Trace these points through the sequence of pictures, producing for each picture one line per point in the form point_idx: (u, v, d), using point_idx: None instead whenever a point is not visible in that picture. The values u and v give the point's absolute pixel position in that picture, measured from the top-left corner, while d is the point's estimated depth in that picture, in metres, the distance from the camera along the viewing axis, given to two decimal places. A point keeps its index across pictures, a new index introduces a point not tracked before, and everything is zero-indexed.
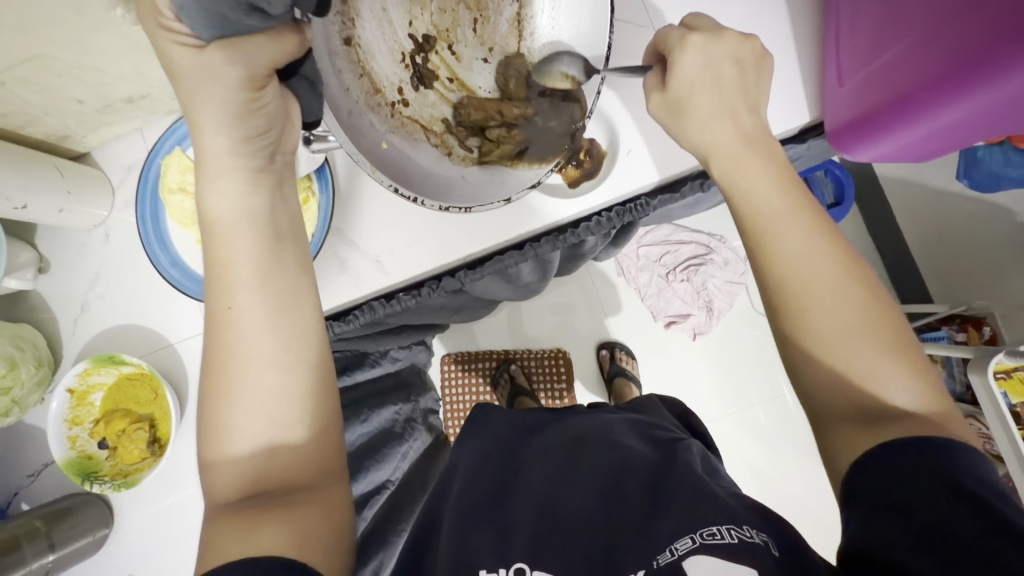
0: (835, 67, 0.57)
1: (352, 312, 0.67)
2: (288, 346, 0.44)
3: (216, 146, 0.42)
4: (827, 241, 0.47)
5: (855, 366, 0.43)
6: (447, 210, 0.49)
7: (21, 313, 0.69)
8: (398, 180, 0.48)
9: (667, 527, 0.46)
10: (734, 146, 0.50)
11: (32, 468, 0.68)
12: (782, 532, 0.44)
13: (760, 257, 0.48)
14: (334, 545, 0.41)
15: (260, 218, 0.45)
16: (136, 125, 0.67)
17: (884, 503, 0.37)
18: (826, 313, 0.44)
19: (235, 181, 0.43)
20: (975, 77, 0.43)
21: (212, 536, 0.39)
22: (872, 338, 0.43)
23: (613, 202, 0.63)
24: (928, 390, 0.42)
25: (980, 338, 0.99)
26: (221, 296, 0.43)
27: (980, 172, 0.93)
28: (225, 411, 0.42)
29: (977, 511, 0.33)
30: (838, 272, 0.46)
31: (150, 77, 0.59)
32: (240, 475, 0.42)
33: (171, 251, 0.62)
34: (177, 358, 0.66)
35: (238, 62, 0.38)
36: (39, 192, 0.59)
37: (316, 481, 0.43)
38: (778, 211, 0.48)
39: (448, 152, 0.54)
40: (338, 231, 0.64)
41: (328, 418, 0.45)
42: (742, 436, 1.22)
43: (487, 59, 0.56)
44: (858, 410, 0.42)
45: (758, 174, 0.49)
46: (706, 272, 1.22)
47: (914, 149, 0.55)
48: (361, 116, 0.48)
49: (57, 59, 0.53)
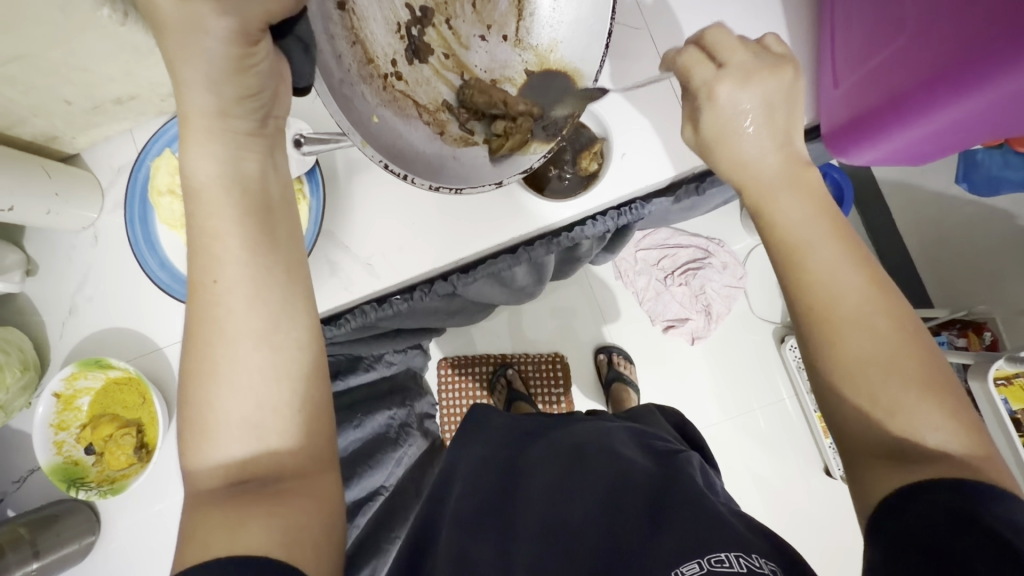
0: (829, 67, 0.56)
1: (342, 316, 0.66)
2: (277, 325, 0.43)
3: (201, 104, 0.41)
4: (860, 265, 0.45)
5: (882, 397, 0.40)
6: (438, 191, 0.47)
7: (9, 316, 0.68)
8: (389, 157, 0.46)
9: (672, 552, 0.42)
10: (766, 176, 0.49)
11: (18, 474, 0.67)
12: (796, 564, 0.40)
13: (790, 278, 0.46)
14: (324, 546, 0.39)
15: (250, 198, 0.44)
16: (127, 127, 0.66)
17: (903, 534, 0.35)
18: (853, 337, 0.42)
19: (223, 145, 0.42)
20: (975, 77, 0.42)
21: (195, 527, 0.37)
22: (905, 369, 0.40)
23: (606, 206, 0.62)
24: (964, 430, 0.39)
25: (981, 344, 0.99)
26: (208, 269, 0.42)
27: (979, 175, 0.92)
28: (209, 392, 0.41)
29: (996, 553, 0.32)
30: (874, 298, 0.43)
31: (139, 78, 0.58)
32: (226, 461, 0.40)
33: (159, 253, 0.61)
34: (165, 362, 0.66)
35: (230, 13, 0.37)
36: (25, 194, 0.58)
37: (305, 469, 0.42)
38: (807, 233, 0.47)
39: (440, 131, 0.53)
40: (328, 234, 0.63)
41: (319, 404, 0.44)
42: (741, 442, 1.21)
43: (485, 37, 0.55)
44: (884, 444, 0.40)
45: (787, 195, 0.48)
46: (703, 276, 1.21)
47: (909, 151, 0.54)
48: (351, 86, 0.45)
49: (43, 58, 0.52)
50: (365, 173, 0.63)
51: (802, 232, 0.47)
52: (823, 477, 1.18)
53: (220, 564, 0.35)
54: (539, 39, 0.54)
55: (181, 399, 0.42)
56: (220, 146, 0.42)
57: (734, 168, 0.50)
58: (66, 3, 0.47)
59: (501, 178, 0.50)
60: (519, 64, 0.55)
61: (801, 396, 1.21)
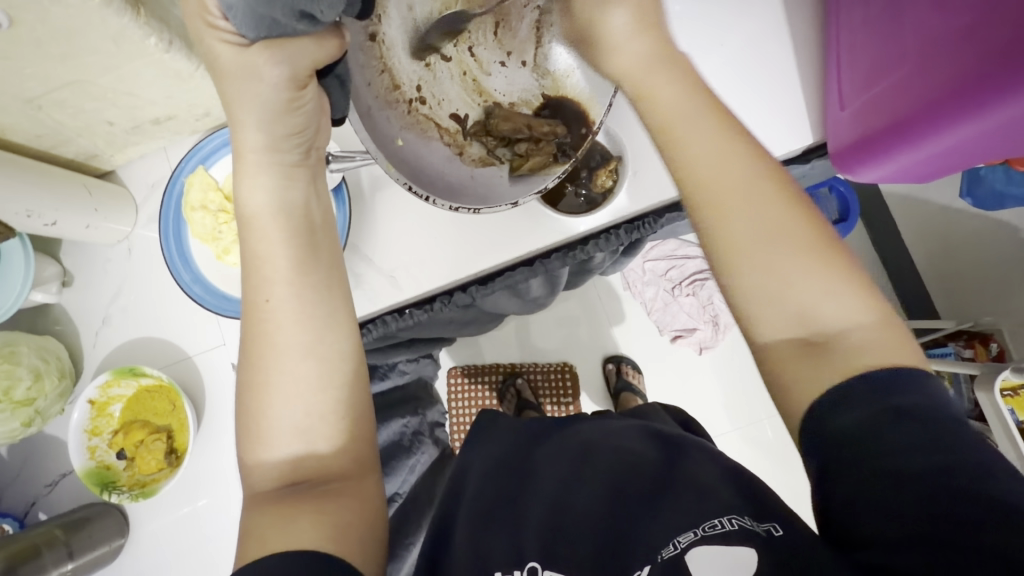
0: (836, 92, 0.58)
1: (365, 325, 0.68)
2: (321, 337, 0.45)
3: (253, 141, 0.44)
4: (735, 145, 0.45)
5: (778, 275, 0.42)
6: (457, 211, 0.49)
7: (43, 325, 0.71)
8: (411, 178, 0.49)
9: (667, 522, 0.48)
10: (641, 63, 0.47)
11: (50, 478, 0.70)
12: (773, 512, 0.46)
13: (674, 169, 0.46)
14: (367, 541, 0.41)
15: (295, 218, 0.46)
16: (161, 145, 0.69)
17: (879, 493, 0.35)
18: (736, 224, 0.44)
19: (270, 175, 0.45)
20: (981, 104, 0.44)
21: (253, 526, 0.40)
22: (793, 246, 0.43)
23: (620, 220, 0.65)
24: (852, 293, 0.42)
25: (987, 355, 1.00)
26: (259, 289, 0.45)
27: (983, 189, 0.94)
28: (263, 402, 0.44)
29: (983, 509, 0.32)
30: (753, 179, 0.44)
31: (178, 100, 0.61)
32: (279, 464, 0.43)
33: (192, 267, 0.64)
34: (194, 370, 0.68)
35: (282, 62, 0.40)
36: (70, 211, 0.61)
37: (349, 471, 0.44)
38: (685, 117, 0.46)
39: (459, 151, 0.55)
40: (354, 247, 0.65)
41: (359, 409, 0.46)
42: (749, 451, 1.23)
43: (505, 63, 0.57)
44: (791, 326, 0.42)
45: (664, 84, 0.47)
46: (711, 287, 1.24)
47: (914, 171, 0.56)
48: (378, 111, 0.50)
49: (94, 84, 0.55)
50: (388, 189, 0.66)
51: (681, 120, 0.46)
52: None
53: (274, 559, 0.37)
54: (557, 65, 0.57)
55: (236, 406, 0.45)
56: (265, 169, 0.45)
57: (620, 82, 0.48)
58: (119, 35, 0.50)
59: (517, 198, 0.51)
60: (536, 89, 0.58)
61: None
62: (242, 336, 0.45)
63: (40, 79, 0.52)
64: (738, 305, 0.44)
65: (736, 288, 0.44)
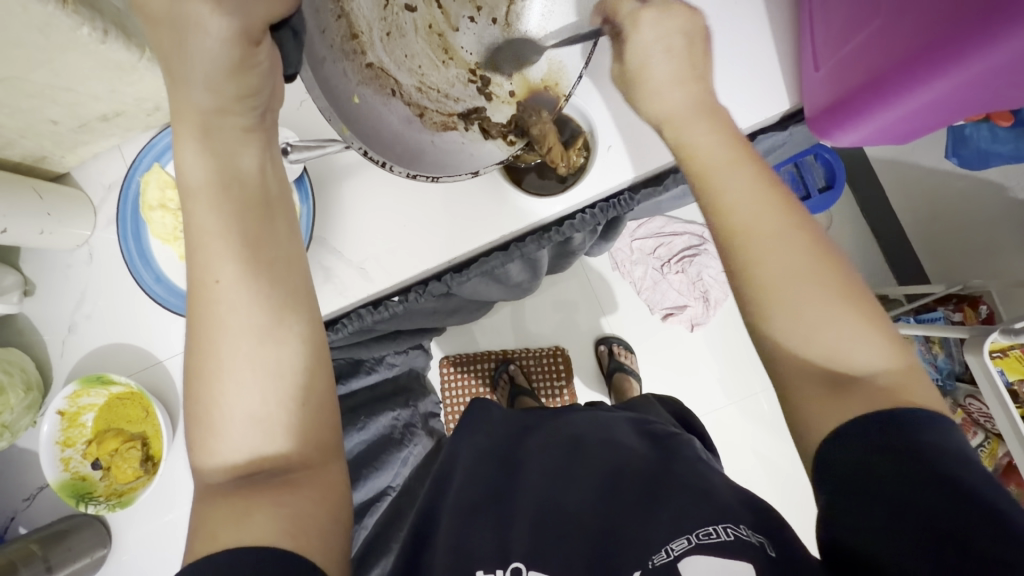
0: (810, 52, 0.56)
1: (340, 321, 0.67)
2: (279, 318, 0.44)
3: (199, 102, 0.43)
4: (769, 191, 0.47)
5: (804, 318, 0.43)
6: (415, 178, 0.46)
7: (9, 337, 0.69)
8: (367, 142, 0.45)
9: (663, 527, 0.46)
10: (685, 114, 0.51)
11: (28, 491, 0.68)
12: (775, 529, 0.44)
13: (709, 209, 0.48)
14: (331, 536, 0.40)
15: (246, 187, 0.45)
16: (115, 143, 0.67)
17: (886, 498, 0.35)
18: (770, 267, 0.44)
19: (224, 141, 0.44)
20: (947, 56, 0.42)
21: (202, 521, 0.39)
22: (823, 292, 0.43)
23: (596, 198, 0.63)
24: (884, 343, 0.42)
25: (976, 318, 0.99)
26: (208, 269, 0.43)
27: (969, 150, 0.92)
28: (212, 388, 0.42)
29: (990, 520, 0.32)
30: (786, 226, 0.46)
31: (124, 94, 0.58)
32: (231, 451, 0.41)
33: (154, 267, 0.62)
34: (167, 375, 0.66)
35: (232, 14, 0.39)
36: (18, 215, 0.59)
37: (309, 461, 0.42)
38: (723, 162, 0.48)
39: (420, 113, 0.51)
40: (321, 241, 0.63)
41: (321, 401, 0.45)
42: (745, 425, 1.22)
43: (474, 18, 0.54)
44: (816, 370, 0.42)
45: (704, 133, 0.50)
46: (700, 263, 1.23)
47: (894, 130, 0.54)
48: (332, 62, 0.45)
49: (27, 80, 0.52)
50: (355, 178, 0.64)
51: (720, 164, 0.49)
52: None
53: (226, 558, 0.36)
54: (528, 26, 0.54)
55: (189, 411, 0.43)
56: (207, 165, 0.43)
57: (664, 122, 0.52)
58: (45, 24, 0.47)
59: (477, 168, 0.49)
60: (504, 49, 0.54)
61: None
62: (190, 312, 0.43)
63: None
64: (768, 347, 0.44)
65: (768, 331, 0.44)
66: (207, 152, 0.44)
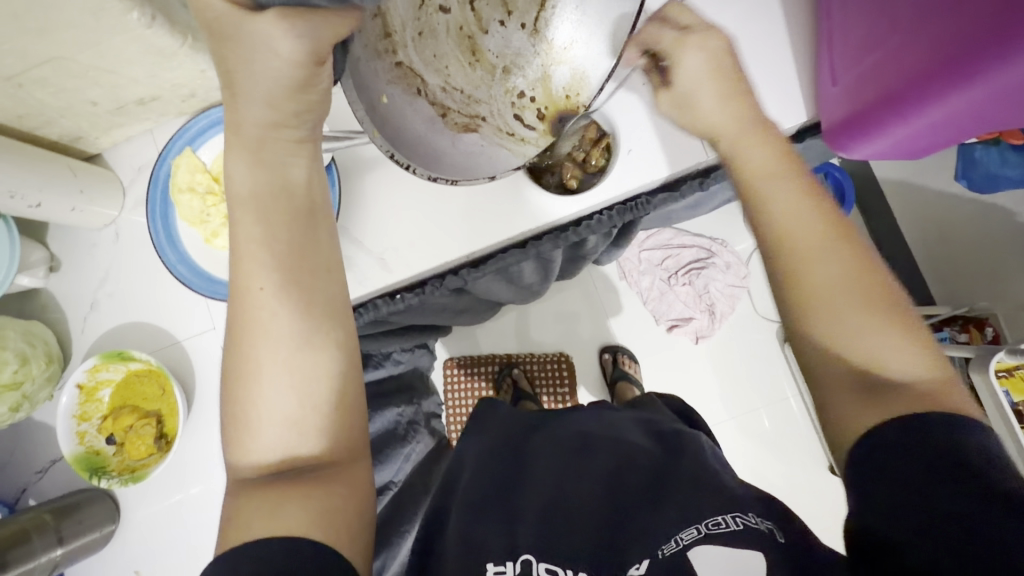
0: (828, 67, 0.58)
1: (357, 310, 0.68)
2: (306, 305, 0.44)
3: (254, 116, 0.42)
4: (815, 203, 0.48)
5: (845, 327, 0.44)
6: (433, 181, 0.48)
7: (31, 311, 0.70)
8: (394, 145, 0.46)
9: (671, 518, 0.48)
10: (730, 126, 0.51)
11: (40, 464, 0.69)
12: (788, 522, 0.45)
13: (755, 218, 0.49)
14: (356, 523, 0.42)
15: (294, 200, 0.45)
16: (147, 127, 0.69)
17: (916, 490, 0.37)
18: (821, 277, 0.45)
19: (276, 151, 0.44)
20: (962, 74, 0.44)
21: (237, 504, 0.41)
22: (868, 302, 0.44)
23: (614, 201, 0.64)
24: (925, 356, 0.43)
25: (983, 339, 1.00)
26: (252, 277, 0.43)
27: (978, 173, 0.93)
28: (243, 365, 0.43)
29: (1019, 515, 0.33)
30: (830, 237, 0.46)
31: (162, 79, 0.61)
32: (257, 427, 0.43)
33: (179, 248, 0.63)
34: (184, 354, 0.68)
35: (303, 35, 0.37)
36: (53, 193, 0.60)
37: (338, 458, 0.44)
38: (770, 173, 0.49)
39: (443, 113, 0.49)
40: (343, 230, 0.65)
41: (350, 386, 0.46)
42: (746, 442, 1.22)
43: (504, 22, 0.50)
44: (856, 379, 0.43)
45: (756, 145, 0.50)
46: (706, 277, 1.23)
47: (908, 145, 0.55)
48: (365, 61, 0.44)
49: (74, 61, 0.54)
50: (378, 171, 0.65)
51: (769, 175, 0.49)
52: (826, 476, 1.19)
53: (257, 545, 0.38)
54: (557, 34, 0.49)
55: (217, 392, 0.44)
56: (258, 178, 0.43)
57: (710, 132, 0.52)
58: (98, 8, 0.49)
59: (494, 172, 0.49)
60: (531, 56, 0.50)
61: (805, 395, 1.22)
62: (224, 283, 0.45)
63: (17, 55, 0.51)
64: (807, 356, 0.45)
65: (809, 340, 0.45)
66: (258, 164, 0.43)
